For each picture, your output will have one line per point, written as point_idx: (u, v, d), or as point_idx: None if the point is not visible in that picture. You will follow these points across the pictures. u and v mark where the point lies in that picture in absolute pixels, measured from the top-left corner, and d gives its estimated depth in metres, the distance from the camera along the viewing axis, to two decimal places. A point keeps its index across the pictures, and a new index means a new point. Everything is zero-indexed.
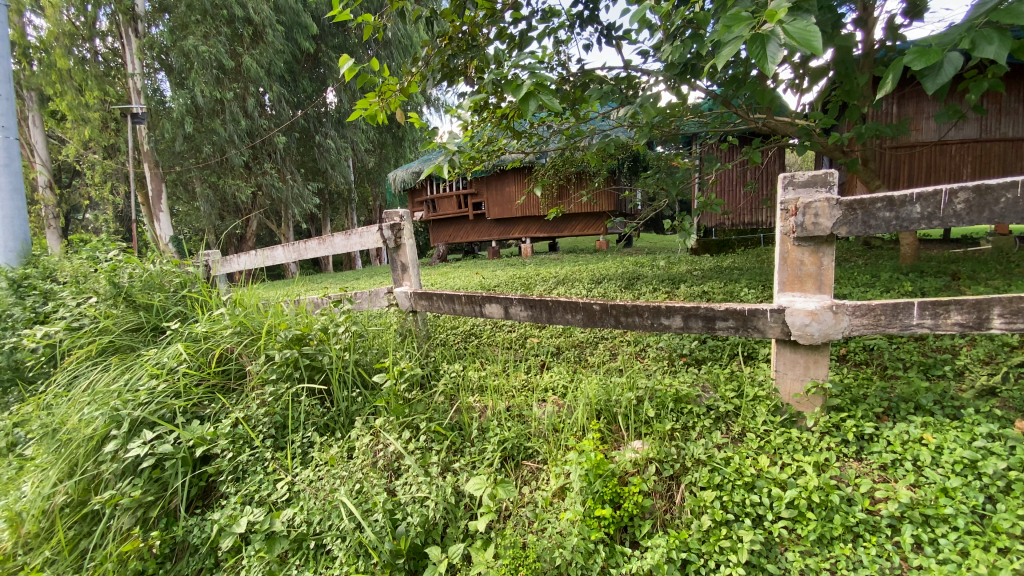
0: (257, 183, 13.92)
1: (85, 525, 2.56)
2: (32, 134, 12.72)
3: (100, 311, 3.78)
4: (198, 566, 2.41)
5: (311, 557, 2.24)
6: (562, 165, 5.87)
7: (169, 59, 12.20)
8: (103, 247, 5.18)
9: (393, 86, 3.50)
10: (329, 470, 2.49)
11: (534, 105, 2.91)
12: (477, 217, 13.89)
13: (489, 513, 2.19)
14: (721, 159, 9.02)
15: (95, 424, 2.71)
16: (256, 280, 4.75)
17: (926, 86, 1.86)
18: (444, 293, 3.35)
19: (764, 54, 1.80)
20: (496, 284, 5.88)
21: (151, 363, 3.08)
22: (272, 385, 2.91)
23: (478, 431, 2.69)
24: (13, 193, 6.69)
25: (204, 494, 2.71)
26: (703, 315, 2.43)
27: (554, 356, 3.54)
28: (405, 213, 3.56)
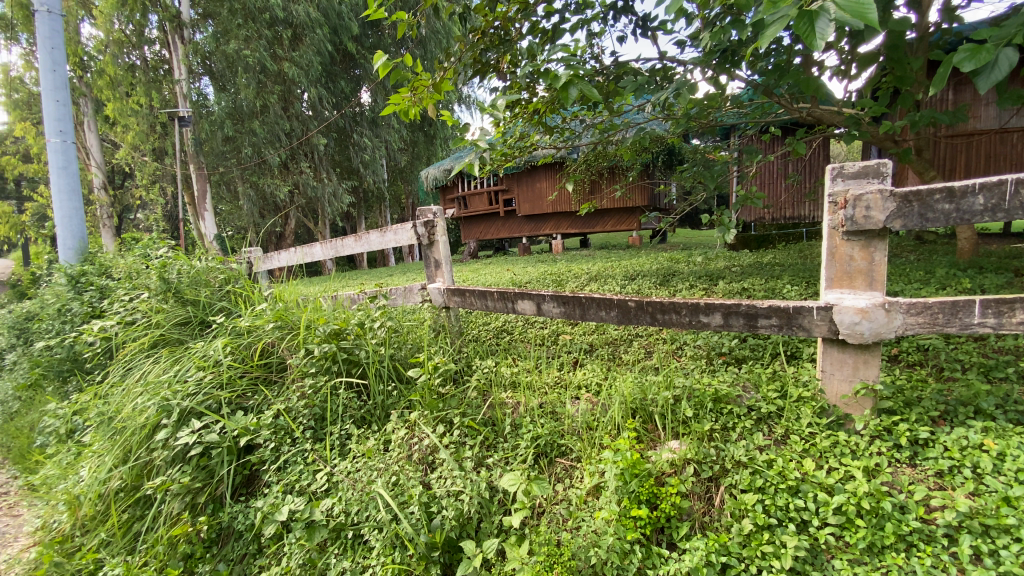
0: (295, 181, 14.33)
1: (139, 509, 2.74)
2: (87, 138, 13.47)
3: (151, 306, 3.96)
4: (243, 552, 2.51)
5: (350, 547, 2.29)
6: (595, 160, 5.80)
7: (214, 64, 12.71)
8: (153, 246, 5.46)
9: (426, 81, 3.53)
10: (366, 462, 2.53)
11: (572, 94, 2.89)
12: (509, 213, 13.91)
13: (523, 509, 2.17)
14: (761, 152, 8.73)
15: (148, 413, 2.86)
16: (295, 276, 4.87)
17: (983, 85, 1.84)
18: (477, 290, 3.34)
19: (812, 31, 1.70)
20: (526, 280, 5.88)
21: (199, 355, 3.21)
22: (312, 377, 2.98)
23: (512, 427, 2.69)
24: (71, 193, 7.11)
25: (248, 482, 2.81)
26: (744, 313, 2.33)
27: (587, 354, 3.50)
28: (438, 210, 3.57)
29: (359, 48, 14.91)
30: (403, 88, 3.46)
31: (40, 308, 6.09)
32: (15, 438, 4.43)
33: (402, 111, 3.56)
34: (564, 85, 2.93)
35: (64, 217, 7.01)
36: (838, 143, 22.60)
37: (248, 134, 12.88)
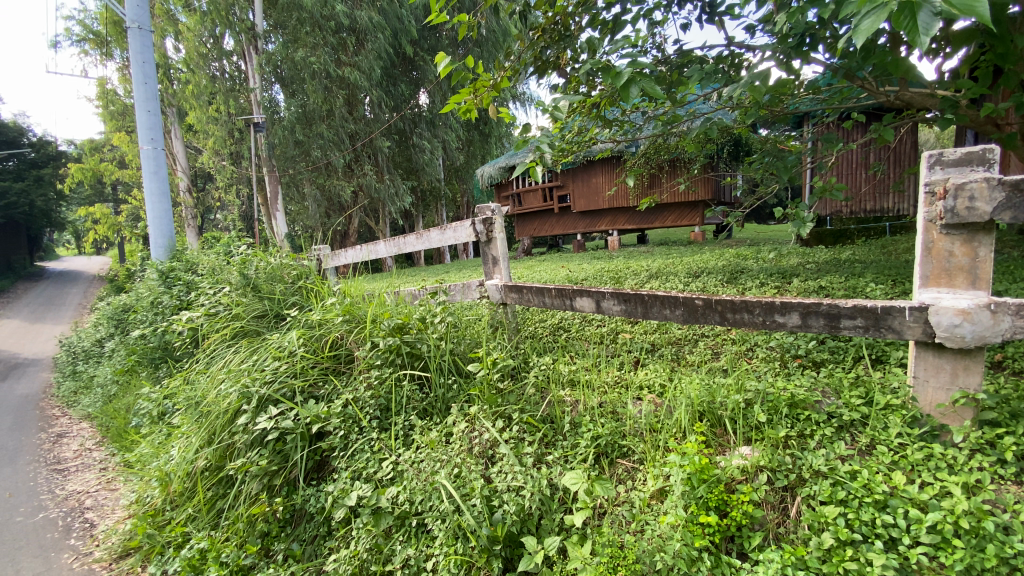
0: (358, 182, 14.96)
1: (221, 488, 2.98)
2: (174, 144, 14.65)
3: (233, 299, 4.27)
4: (314, 533, 2.66)
5: (414, 535, 2.36)
6: (656, 152, 5.63)
7: (284, 71, 13.45)
8: (232, 244, 5.88)
9: (486, 80, 3.55)
10: (429, 452, 2.59)
11: (635, 91, 2.84)
12: (564, 209, 13.81)
13: (586, 509, 2.13)
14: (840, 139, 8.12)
15: (230, 399, 3.07)
16: (360, 272, 5.04)
17: None
18: (535, 286, 3.32)
19: (916, 25, 1.64)
20: (584, 277, 5.81)
21: (276, 346, 3.42)
22: (377, 369, 3.10)
23: (571, 426, 2.66)
24: (161, 196, 7.76)
25: (319, 467, 2.95)
26: (825, 313, 2.17)
27: (649, 354, 3.41)
28: (497, 207, 3.58)
29: (418, 50, 15.30)
30: (464, 89, 3.50)
31: (135, 300, 6.72)
32: (115, 418, 4.91)
33: (464, 111, 3.60)
34: (625, 82, 2.87)
35: (155, 218, 7.68)
36: (926, 128, 20.74)
37: (315, 137, 13.58)
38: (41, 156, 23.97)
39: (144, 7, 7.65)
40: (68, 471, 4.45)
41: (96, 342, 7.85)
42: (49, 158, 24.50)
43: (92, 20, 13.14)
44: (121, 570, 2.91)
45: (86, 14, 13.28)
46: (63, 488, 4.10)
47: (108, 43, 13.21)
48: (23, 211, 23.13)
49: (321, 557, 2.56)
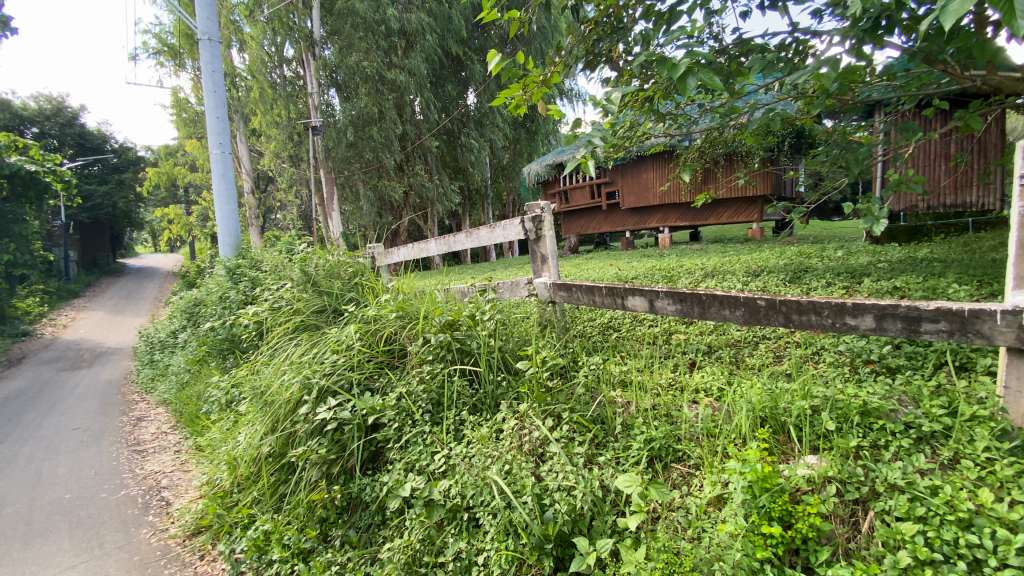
0: (408, 182, 15.36)
1: (283, 474, 3.14)
2: (239, 148, 15.55)
3: (294, 295, 4.50)
4: (370, 521, 2.76)
5: (465, 529, 2.39)
6: (710, 147, 5.45)
7: (339, 76, 13.97)
8: (293, 242, 6.19)
9: (536, 77, 3.53)
10: (480, 447, 2.62)
11: (692, 83, 2.76)
12: (612, 207, 13.63)
13: (640, 513, 2.09)
14: (923, 126, 7.50)
15: (292, 389, 3.23)
16: (411, 269, 5.16)
17: None
18: (585, 284, 3.26)
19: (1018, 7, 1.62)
20: (634, 275, 5.70)
21: (334, 340, 3.57)
22: (429, 364, 3.17)
23: (623, 428, 2.61)
24: (228, 197, 8.26)
25: (374, 458, 3.05)
26: (903, 315, 2.02)
27: (705, 356, 3.30)
28: (546, 204, 3.55)
29: (467, 50, 15.51)
30: (514, 85, 3.50)
31: (205, 295, 7.19)
32: (187, 404, 5.28)
33: (514, 107, 3.60)
34: (682, 74, 2.80)
35: (223, 218, 8.19)
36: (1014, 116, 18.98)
37: (368, 139, 14.05)
38: (123, 161, 26.04)
39: (214, 19, 8.17)
40: (146, 452, 4.84)
41: (171, 333, 8.48)
42: (129, 163, 26.60)
43: (167, 33, 14.13)
44: (194, 547, 3.14)
45: (162, 28, 14.30)
46: (142, 467, 4.45)
47: (181, 54, 14.17)
48: (107, 212, 25.25)
49: (376, 545, 2.65)
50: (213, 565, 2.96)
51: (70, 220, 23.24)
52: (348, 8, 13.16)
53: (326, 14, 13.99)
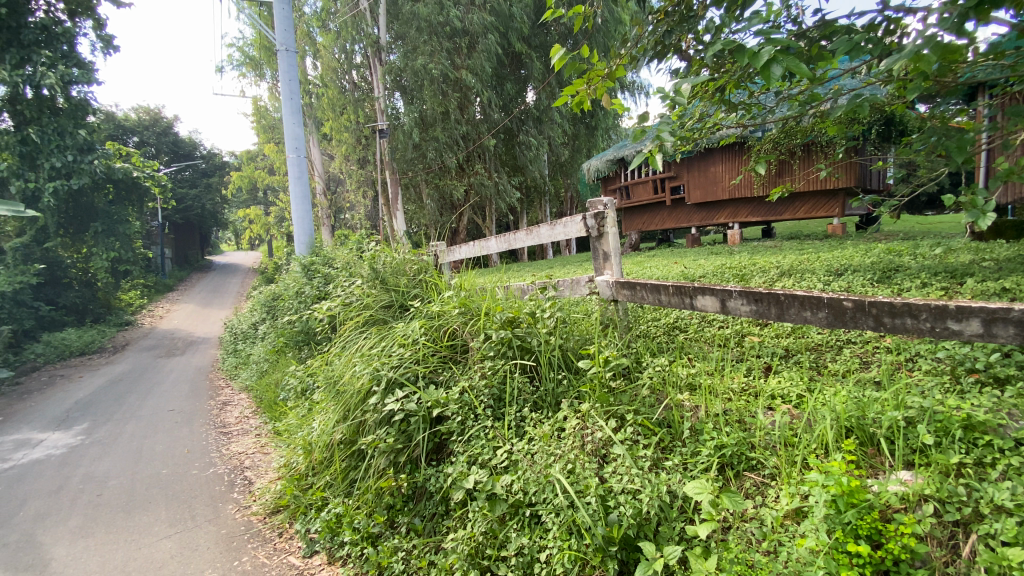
0: (469, 181, 15.64)
1: (353, 460, 3.32)
2: (313, 152, 16.47)
3: (364, 291, 4.73)
4: (434, 511, 2.85)
5: (527, 525, 2.41)
6: (786, 137, 5.15)
7: (405, 79, 14.44)
8: (363, 241, 6.51)
9: (602, 71, 3.47)
10: (543, 445, 2.62)
11: (776, 72, 2.61)
12: (676, 202, 13.21)
13: (711, 522, 2.01)
14: None
15: (363, 379, 3.39)
16: (473, 266, 5.23)
17: None
18: (651, 282, 3.12)
19: None
20: (702, 274, 5.49)
21: (401, 334, 3.71)
22: (490, 360, 3.21)
23: (691, 432, 2.52)
24: (303, 198, 8.81)
25: (438, 449, 3.13)
26: (1016, 320, 1.80)
27: (783, 360, 3.12)
28: (609, 200, 3.45)
29: (528, 47, 15.57)
30: (579, 80, 3.48)
31: (283, 290, 7.69)
32: (267, 391, 5.69)
33: (578, 103, 3.56)
34: (764, 63, 2.66)
35: (299, 217, 8.74)
36: None
37: (432, 140, 14.47)
38: (210, 166, 28.40)
39: (291, 31, 8.73)
40: (231, 434, 5.26)
41: (252, 325, 9.15)
42: (216, 168, 28.97)
43: (249, 46, 15.19)
44: (274, 524, 3.39)
45: (244, 42, 15.38)
46: (228, 448, 4.85)
47: (260, 65, 15.20)
48: (196, 213, 27.58)
49: (440, 535, 2.73)
50: (291, 543, 3.18)
51: (166, 221, 25.64)
52: (414, 13, 13.55)
53: (392, 20, 14.50)
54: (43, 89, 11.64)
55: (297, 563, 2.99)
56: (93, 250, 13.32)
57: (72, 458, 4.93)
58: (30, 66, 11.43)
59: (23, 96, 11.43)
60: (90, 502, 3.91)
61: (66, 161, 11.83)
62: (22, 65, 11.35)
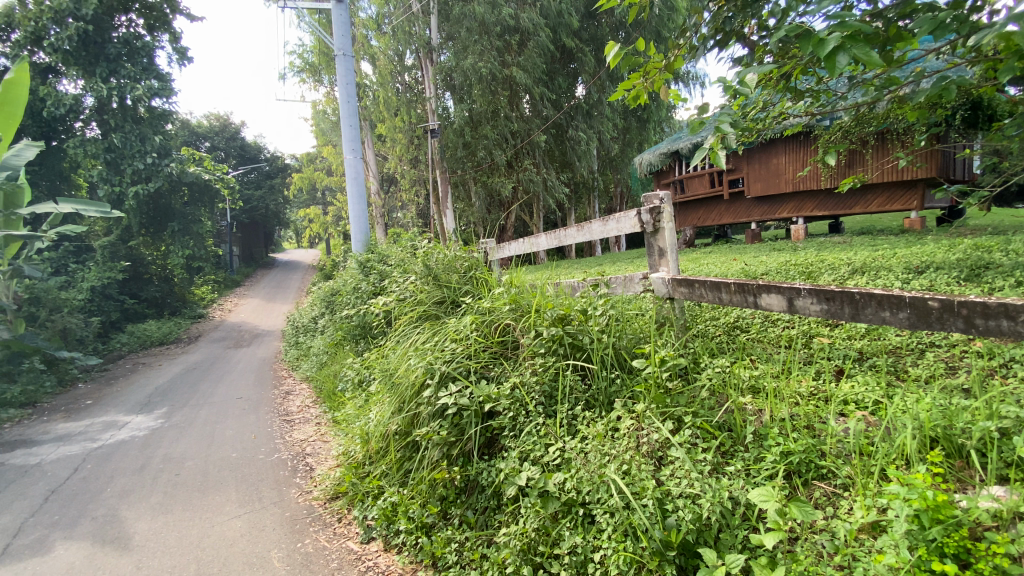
0: (517, 178, 15.64)
1: (408, 451, 3.42)
2: (368, 153, 17.04)
3: (418, 287, 4.85)
4: (486, 504, 2.88)
5: (580, 524, 2.38)
6: (857, 125, 4.83)
7: (455, 79, 14.65)
8: (416, 237, 6.67)
9: (658, 63, 3.38)
10: (597, 445, 2.58)
11: (842, 61, 2.44)
12: (735, 196, 12.70)
13: (778, 531, 1.91)
14: None
15: (417, 373, 3.47)
16: (523, 263, 5.22)
17: None
18: (711, 280, 2.98)
19: None
20: (764, 271, 5.24)
21: (453, 329, 3.77)
22: (541, 357, 3.19)
23: (755, 437, 2.41)
24: (360, 198, 9.15)
25: (490, 444, 3.15)
26: None
27: (856, 364, 2.93)
28: (665, 194, 3.34)
29: (578, 42, 15.46)
30: (634, 74, 3.39)
31: (341, 286, 8.01)
32: (327, 382, 5.96)
33: (633, 98, 3.49)
34: (831, 50, 2.49)
35: (356, 217, 9.09)
36: None
37: (481, 139, 14.62)
38: (274, 168, 29.93)
39: (348, 36, 9.07)
40: (293, 422, 5.56)
41: (312, 319, 9.58)
42: (279, 170, 30.51)
43: (308, 53, 15.88)
44: (333, 509, 3.54)
45: (304, 48, 16.09)
46: (291, 435, 5.12)
47: (319, 70, 15.86)
48: (262, 213, 29.21)
49: (492, 529, 2.76)
50: (349, 528, 3.32)
51: (234, 221, 27.29)
52: (465, 14, 13.75)
53: (443, 21, 14.76)
54: (128, 99, 12.76)
55: (355, 549, 3.10)
56: (172, 248, 14.43)
57: (153, 440, 5.36)
58: (116, 79, 12.53)
59: (110, 106, 12.55)
60: (170, 480, 4.24)
61: (147, 163, 12.99)
62: (110, 78, 12.47)
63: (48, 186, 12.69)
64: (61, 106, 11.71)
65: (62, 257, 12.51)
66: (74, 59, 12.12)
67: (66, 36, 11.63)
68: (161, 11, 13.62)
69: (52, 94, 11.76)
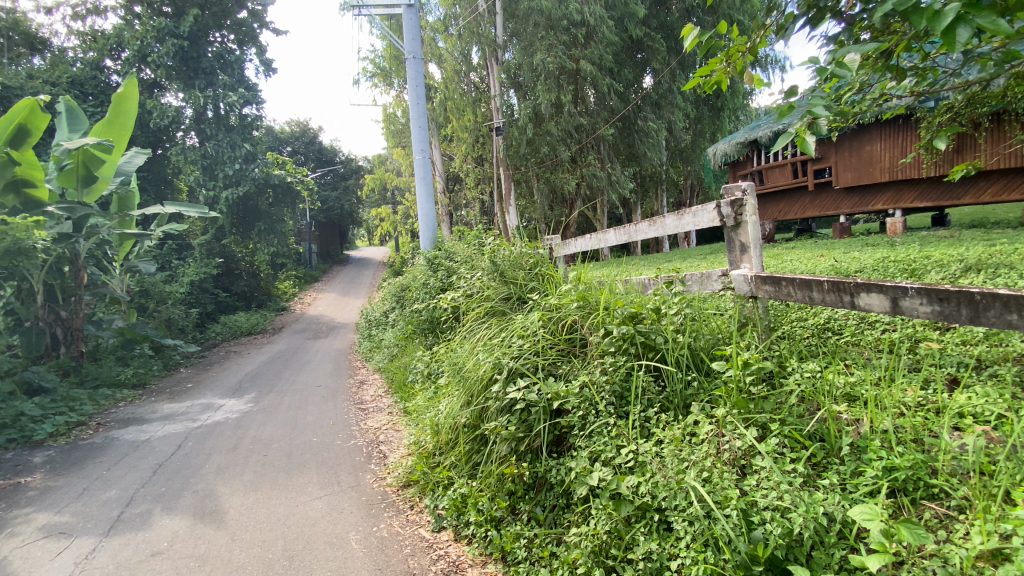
0: (582, 173, 15.39)
1: (476, 444, 3.48)
2: (435, 153, 17.49)
3: (485, 284, 4.92)
4: (555, 502, 2.87)
5: (655, 530, 2.30)
6: (972, 104, 4.31)
7: (521, 76, 14.68)
8: (481, 234, 6.76)
9: (741, 45, 3.17)
10: (674, 448, 2.47)
11: (964, 33, 2.16)
12: (821, 187, 11.80)
13: (883, 553, 1.75)
14: None
15: (486, 367, 3.53)
16: (591, 259, 5.12)
17: None
18: (800, 278, 2.75)
19: None
20: (857, 268, 4.82)
21: (521, 325, 3.78)
22: (611, 356, 3.12)
23: (852, 449, 2.22)
24: (428, 197, 9.42)
25: (558, 442, 3.13)
26: None
27: (973, 373, 2.62)
28: (749, 184, 3.14)
29: (645, 32, 15.01)
30: (714, 59, 3.20)
31: (411, 281, 8.31)
32: (398, 373, 6.19)
33: (712, 84, 3.30)
34: (949, 21, 2.21)
35: (424, 215, 9.37)
36: None
37: (545, 135, 14.53)
38: (348, 170, 31.39)
39: (418, 39, 9.38)
40: (367, 410, 5.85)
41: (383, 313, 9.99)
42: (353, 171, 31.96)
43: (380, 58, 16.56)
44: (405, 496, 3.68)
45: (376, 54, 16.77)
46: (365, 423, 5.38)
47: (390, 74, 16.46)
48: (337, 213, 30.90)
49: (562, 527, 2.74)
50: (420, 515, 3.44)
51: (312, 220, 29.12)
52: (531, 9, 13.75)
53: (509, 19, 14.84)
54: (222, 109, 13.94)
55: (427, 536, 3.20)
56: (259, 247, 15.63)
57: (244, 422, 5.83)
58: (212, 90, 13.74)
59: (207, 116, 13.78)
60: (259, 460, 4.58)
61: (236, 169, 13.98)
62: (206, 89, 13.68)
63: (155, 191, 14.24)
64: (166, 118, 12.95)
65: (167, 254, 13.90)
66: (177, 74, 13.40)
67: (166, 53, 12.86)
68: (250, 26, 14.76)
69: (158, 106, 13.12)
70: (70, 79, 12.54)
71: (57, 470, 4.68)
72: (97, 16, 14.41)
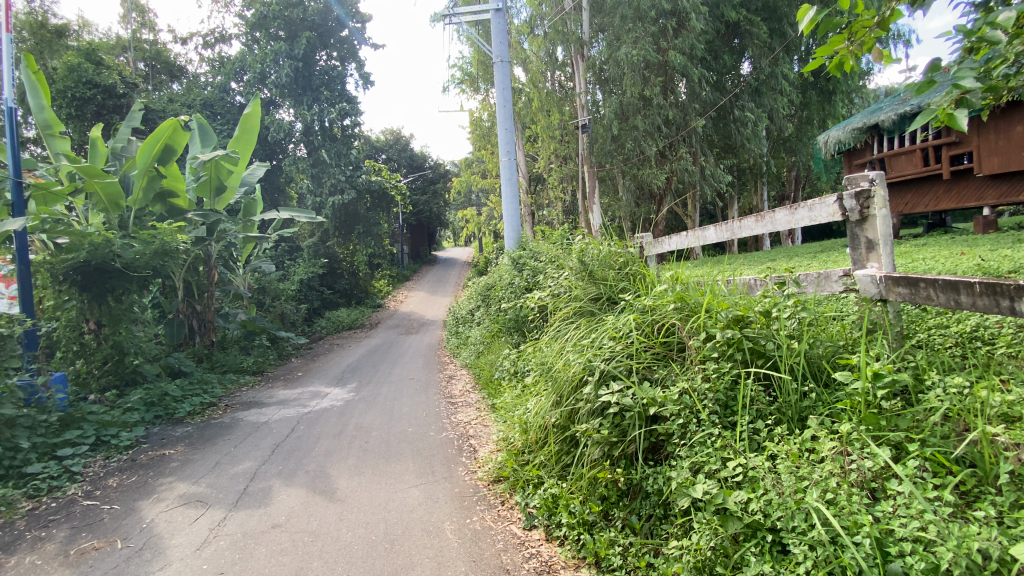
0: (671, 168, 14.72)
1: (567, 446, 3.47)
2: (520, 153, 17.65)
3: (573, 283, 4.87)
4: (651, 511, 2.77)
5: (768, 552, 2.13)
6: None
7: (607, 72, 14.39)
8: (567, 234, 6.72)
9: (868, 21, 2.85)
10: (790, 464, 2.28)
11: None
12: (958, 175, 10.31)
13: None
14: None
15: (576, 369, 3.51)
16: (685, 259, 4.87)
17: None
18: (943, 279, 2.41)
19: None
20: (1012, 268, 4.13)
21: (612, 327, 3.68)
22: (714, 362, 2.93)
23: (1013, 478, 1.91)
24: (512, 198, 9.54)
25: (654, 449, 3.01)
26: None
27: None
28: (877, 174, 2.82)
29: (742, 15, 14.07)
30: (836, 38, 2.89)
31: (496, 281, 8.45)
32: (485, 370, 6.34)
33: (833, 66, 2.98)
34: None
35: (509, 217, 9.49)
36: None
37: (631, 130, 14.12)
38: (437, 174, 32.60)
39: (505, 43, 9.56)
40: (457, 404, 6.05)
41: (470, 311, 10.25)
42: (441, 175, 33.17)
43: (467, 63, 17.06)
44: (496, 491, 3.76)
45: (464, 61, 17.28)
46: (455, 416, 5.58)
47: (477, 79, 16.90)
48: (426, 216, 32.28)
49: (660, 539, 2.65)
50: (511, 511, 3.50)
51: (404, 223, 30.69)
52: (618, 2, 13.46)
53: (595, 14, 14.61)
54: (327, 121, 15.17)
55: (519, 533, 3.23)
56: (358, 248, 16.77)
57: (347, 410, 6.29)
58: (319, 105, 15.02)
59: (314, 129, 15.08)
60: (361, 447, 4.92)
61: (340, 176, 15.24)
62: (313, 105, 14.99)
63: (271, 199, 15.82)
64: (281, 132, 14.38)
65: (280, 255, 15.36)
66: (290, 92, 14.81)
67: (282, 73, 14.24)
68: (351, 44, 15.94)
69: (274, 122, 14.59)
70: (203, 102, 14.29)
71: (194, 445, 5.36)
72: (224, 44, 16.32)
